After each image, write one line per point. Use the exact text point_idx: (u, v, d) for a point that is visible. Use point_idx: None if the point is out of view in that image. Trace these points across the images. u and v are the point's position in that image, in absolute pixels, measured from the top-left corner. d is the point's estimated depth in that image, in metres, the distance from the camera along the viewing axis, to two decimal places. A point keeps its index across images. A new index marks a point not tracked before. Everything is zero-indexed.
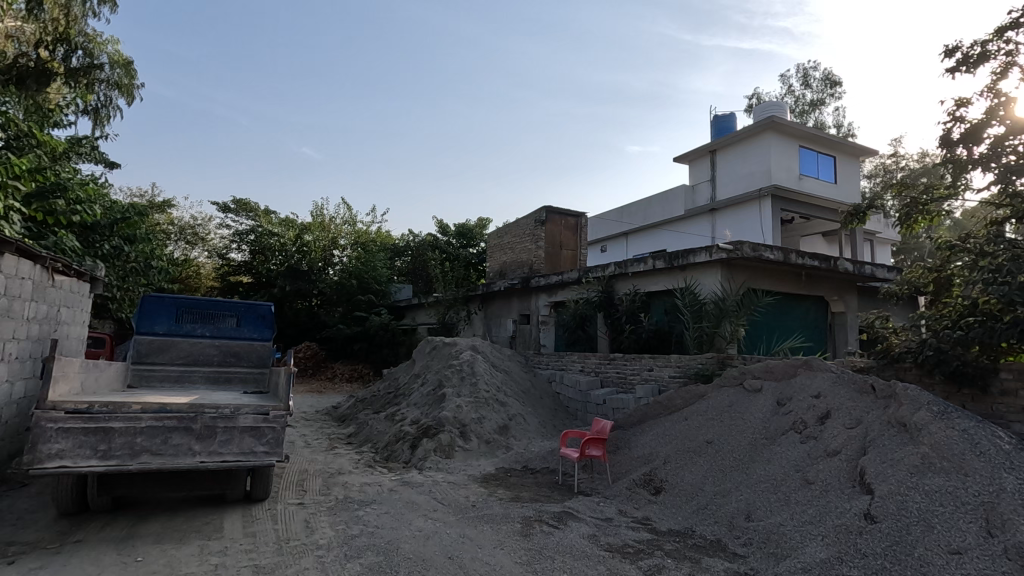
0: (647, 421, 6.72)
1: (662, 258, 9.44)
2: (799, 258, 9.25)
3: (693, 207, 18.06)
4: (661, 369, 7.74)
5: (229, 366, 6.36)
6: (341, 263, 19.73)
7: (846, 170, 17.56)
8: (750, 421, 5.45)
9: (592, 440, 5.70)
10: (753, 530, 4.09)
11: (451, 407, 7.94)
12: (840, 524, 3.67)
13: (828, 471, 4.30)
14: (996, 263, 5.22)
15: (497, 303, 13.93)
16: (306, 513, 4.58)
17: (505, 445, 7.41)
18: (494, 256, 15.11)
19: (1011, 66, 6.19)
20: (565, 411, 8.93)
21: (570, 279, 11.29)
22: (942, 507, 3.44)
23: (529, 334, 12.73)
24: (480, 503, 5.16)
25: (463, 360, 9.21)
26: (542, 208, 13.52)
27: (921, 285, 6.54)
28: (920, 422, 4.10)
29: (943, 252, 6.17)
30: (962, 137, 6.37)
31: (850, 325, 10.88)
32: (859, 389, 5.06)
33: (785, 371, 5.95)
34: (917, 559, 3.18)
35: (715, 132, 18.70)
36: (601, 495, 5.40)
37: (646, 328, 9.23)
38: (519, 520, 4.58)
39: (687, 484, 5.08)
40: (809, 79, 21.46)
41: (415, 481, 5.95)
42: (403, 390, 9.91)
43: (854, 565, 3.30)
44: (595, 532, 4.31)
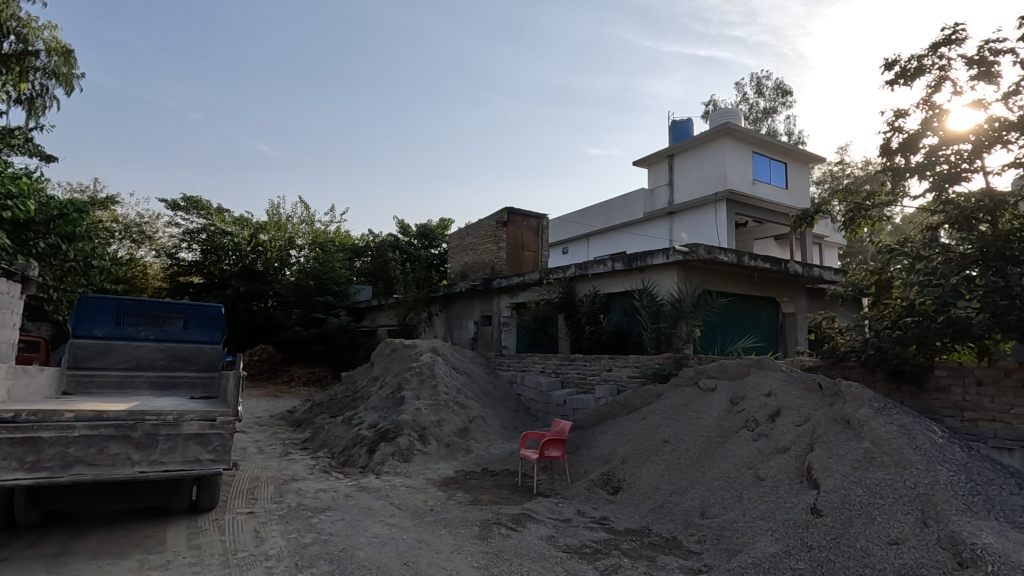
0: (606, 421, 6.79)
1: (621, 259, 9.55)
2: (752, 260, 9.53)
3: (652, 210, 18.41)
4: (620, 369, 7.85)
5: (176, 370, 6.09)
6: (298, 263, 19.38)
7: (797, 175, 18.25)
8: (705, 420, 5.57)
9: (552, 440, 5.75)
10: (707, 527, 4.18)
11: (410, 410, 7.84)
12: (788, 519, 3.78)
13: (778, 467, 4.43)
14: (932, 266, 5.47)
15: (459, 305, 13.86)
16: (256, 523, 4.42)
17: (465, 448, 7.34)
18: (456, 257, 15.03)
19: (944, 80, 6.53)
20: (526, 411, 8.96)
21: (531, 279, 11.32)
22: (882, 500, 3.58)
23: (491, 335, 12.73)
24: (439, 507, 5.09)
25: (423, 362, 9.09)
26: (503, 210, 13.49)
27: (864, 287, 6.79)
28: (863, 418, 4.27)
29: (884, 256, 6.45)
30: (900, 147, 6.68)
31: (800, 325, 11.29)
32: (808, 387, 5.25)
33: (738, 370, 6.11)
34: (860, 551, 3.30)
35: (673, 136, 19.10)
36: (560, 496, 5.42)
37: (606, 329, 9.36)
38: (477, 523, 4.53)
39: (645, 483, 5.15)
40: (762, 88, 22.23)
41: (372, 486, 5.85)
42: (361, 393, 9.72)
43: (801, 559, 3.40)
44: (554, 534, 4.31)
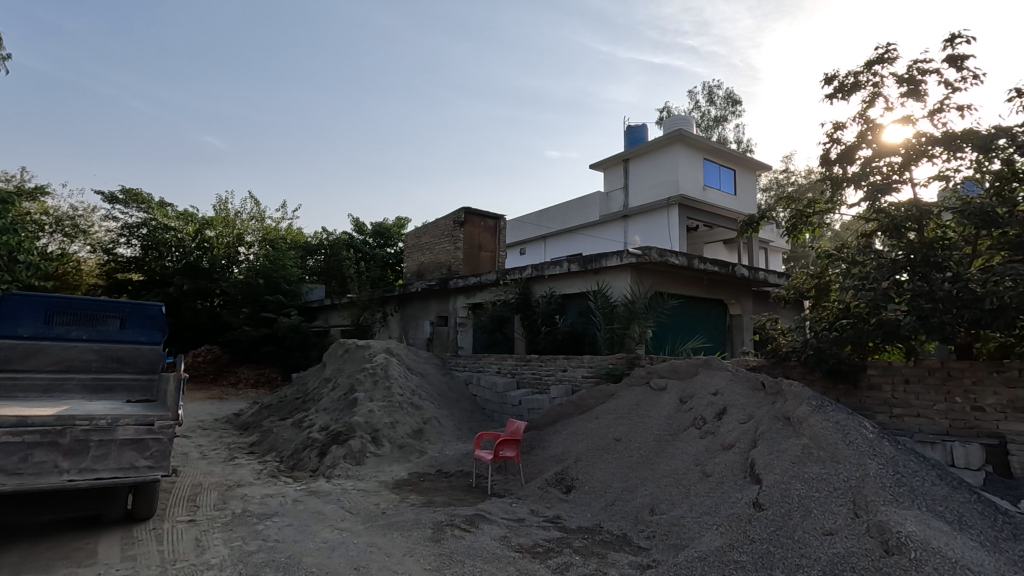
0: (560, 421, 6.86)
1: (576, 261, 9.67)
2: (701, 263, 9.84)
3: (608, 213, 18.74)
4: (575, 369, 7.96)
5: (111, 372, 5.74)
6: (247, 261, 18.72)
7: (745, 182, 18.97)
8: (655, 418, 5.71)
9: (506, 440, 5.79)
10: (656, 523, 4.29)
11: (363, 412, 7.70)
12: (732, 513, 3.93)
13: (723, 463, 4.59)
14: (865, 271, 5.79)
15: (415, 305, 13.70)
16: (197, 531, 4.24)
17: (419, 449, 7.27)
18: (412, 256, 14.86)
19: (877, 96, 6.93)
20: (481, 412, 8.95)
21: (488, 280, 11.32)
22: (817, 493, 3.76)
23: (447, 335, 12.66)
24: (391, 510, 5.01)
25: (377, 363, 8.94)
26: (460, 210, 13.43)
27: (805, 290, 7.11)
28: (801, 415, 4.48)
29: (823, 261, 6.79)
30: (838, 158, 7.04)
31: (746, 326, 11.72)
32: (751, 386, 5.46)
33: (687, 370, 6.30)
34: (797, 542, 3.46)
35: (628, 141, 19.50)
36: (514, 496, 5.45)
37: (561, 329, 9.46)
38: (430, 525, 4.50)
39: (597, 482, 5.24)
40: (713, 96, 22.99)
41: (322, 490, 5.71)
42: (312, 395, 9.47)
43: (744, 551, 3.54)
44: (507, 533, 4.32)
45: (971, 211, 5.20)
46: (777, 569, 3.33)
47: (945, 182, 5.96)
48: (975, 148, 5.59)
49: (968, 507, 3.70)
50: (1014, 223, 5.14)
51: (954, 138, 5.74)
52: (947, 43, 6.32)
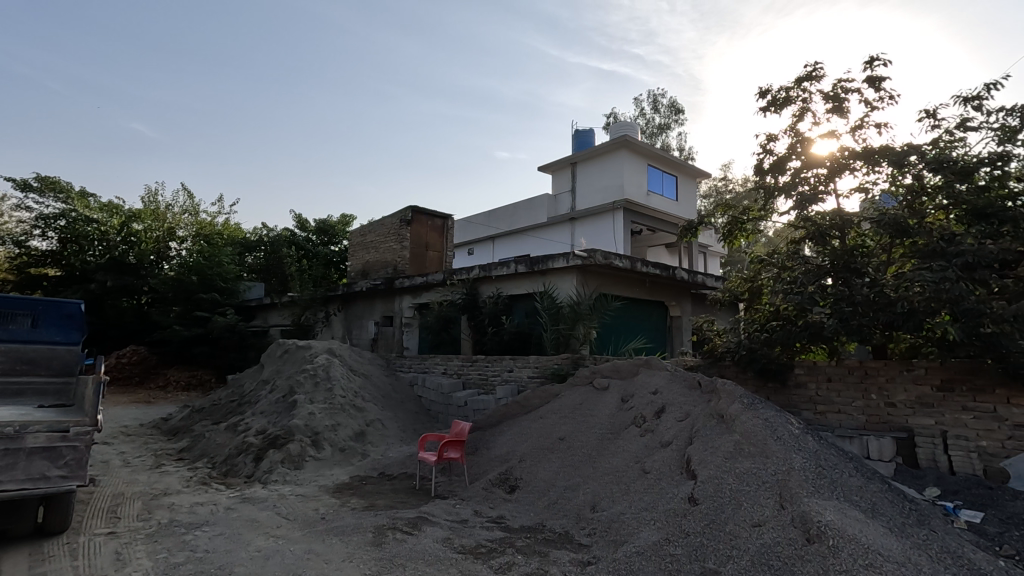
0: (505, 421, 6.88)
1: (524, 262, 9.73)
2: (644, 266, 10.13)
3: (555, 215, 18.98)
4: (521, 370, 8.01)
5: (21, 375, 5.23)
6: (179, 257, 17.74)
7: (686, 189, 19.69)
8: (598, 417, 5.84)
9: (451, 442, 5.76)
10: (596, 520, 4.38)
11: (302, 414, 7.46)
12: (669, 508, 4.06)
13: (661, 460, 4.74)
14: (793, 275, 6.13)
15: (359, 304, 13.39)
16: (118, 544, 3.97)
17: (361, 452, 7.11)
18: (357, 255, 14.53)
19: (806, 111, 7.35)
20: (427, 413, 8.85)
21: (434, 280, 11.23)
22: (748, 487, 3.95)
23: (392, 336, 12.45)
24: (331, 515, 4.88)
25: (318, 364, 8.67)
26: (407, 209, 13.25)
27: (739, 293, 7.44)
28: (734, 413, 4.69)
29: (755, 266, 7.13)
30: (771, 168, 7.42)
31: (685, 328, 12.16)
32: (688, 385, 5.67)
33: (629, 370, 6.47)
34: (728, 535, 3.62)
35: (575, 145, 19.82)
36: (457, 497, 5.43)
37: (507, 330, 9.51)
38: (372, 529, 4.41)
39: (541, 481, 5.30)
40: (658, 105, 23.72)
41: (257, 496, 5.48)
42: (249, 397, 9.09)
43: (679, 545, 3.66)
44: (449, 535, 4.29)
45: (886, 222, 5.61)
46: (710, 561, 3.47)
47: (864, 194, 6.39)
48: (891, 163, 6.03)
49: (880, 496, 3.98)
50: (923, 233, 5.58)
51: (872, 153, 6.17)
52: (868, 65, 6.78)
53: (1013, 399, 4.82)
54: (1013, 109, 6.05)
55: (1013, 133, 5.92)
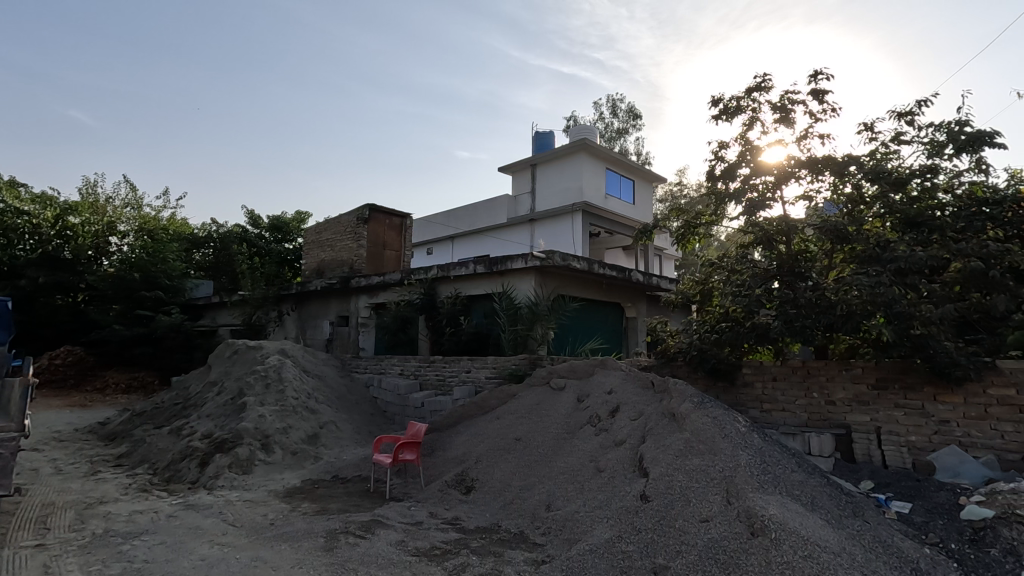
0: (462, 422, 6.86)
1: (482, 262, 9.72)
2: (601, 268, 10.29)
3: (514, 216, 19.05)
4: (478, 370, 7.99)
5: None
6: (120, 252, 16.94)
7: (643, 192, 20.13)
8: (554, 417, 5.89)
9: (406, 443, 5.68)
10: (551, 519, 4.42)
11: (251, 417, 7.22)
12: (621, 506, 4.14)
13: (615, 459, 4.83)
14: (742, 279, 6.35)
15: (313, 304, 13.07)
16: (47, 557, 3.74)
17: (314, 455, 6.94)
18: (312, 253, 14.18)
19: (755, 120, 7.64)
20: (382, 415, 8.72)
21: (392, 279, 11.08)
22: (697, 484, 4.07)
23: (347, 336, 12.20)
24: (280, 520, 4.74)
25: (269, 365, 8.41)
26: (364, 207, 13.02)
27: (691, 296, 7.66)
28: (685, 412, 4.83)
29: (707, 269, 7.35)
30: (722, 174, 7.68)
31: (640, 329, 12.41)
32: (642, 384, 5.79)
33: (585, 370, 6.55)
34: (678, 530, 3.72)
35: (535, 147, 19.95)
36: (413, 499, 5.37)
37: (465, 331, 9.48)
38: (323, 534, 4.31)
39: (497, 482, 5.31)
40: (616, 110, 24.15)
41: (202, 503, 5.27)
42: (194, 400, 8.74)
43: (630, 541, 3.74)
44: (404, 538, 4.24)
45: (828, 228, 5.88)
46: (660, 557, 3.56)
47: (808, 201, 6.68)
48: (832, 173, 6.32)
49: (820, 490, 4.18)
50: (861, 240, 5.88)
51: (816, 162, 6.46)
52: (812, 78, 7.09)
53: (939, 396, 5.14)
54: (941, 125, 6.45)
55: (941, 148, 6.32)
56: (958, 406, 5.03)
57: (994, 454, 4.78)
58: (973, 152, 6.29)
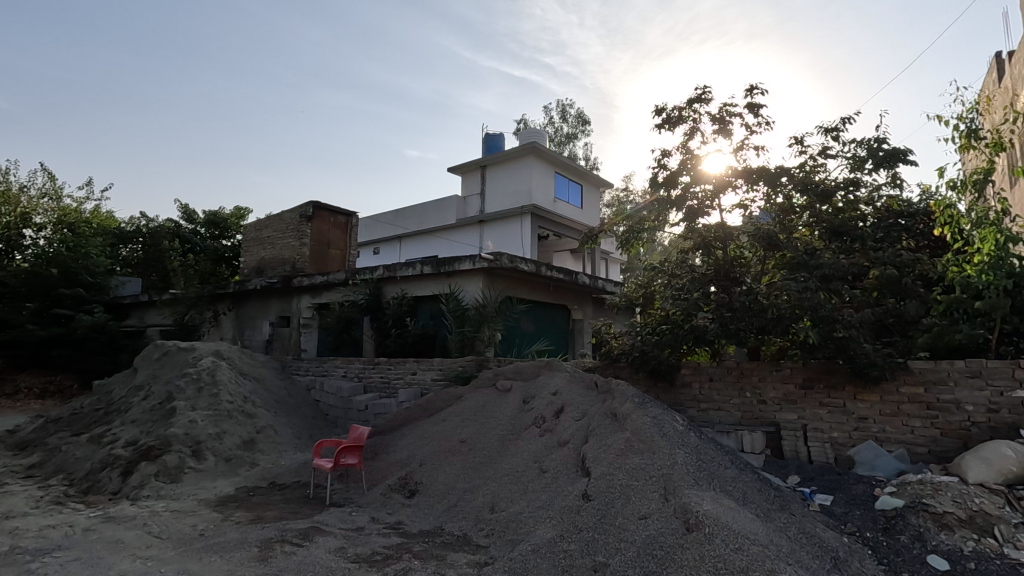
0: (407, 424, 6.76)
1: (429, 263, 9.62)
2: (548, 270, 10.40)
3: (463, 217, 18.99)
4: (424, 372, 7.90)
5: None
6: (36, 246, 15.65)
7: (591, 197, 20.50)
8: (499, 418, 5.91)
9: (347, 448, 5.54)
10: (495, 521, 4.43)
11: (181, 422, 6.85)
12: (564, 505, 4.20)
13: (558, 459, 4.89)
14: (682, 283, 6.58)
15: (252, 303, 12.56)
16: None
17: (249, 461, 6.66)
18: (251, 250, 13.63)
19: (695, 130, 7.93)
20: (324, 418, 8.48)
21: (336, 279, 10.80)
22: (636, 481, 4.17)
23: (288, 337, 11.79)
24: (211, 531, 4.52)
25: (202, 367, 8.01)
26: (308, 204, 12.64)
27: (634, 298, 7.86)
28: (626, 412, 4.95)
29: (649, 273, 7.56)
30: (664, 182, 7.93)
31: (586, 331, 12.62)
32: (586, 386, 5.88)
33: (531, 371, 6.60)
34: (617, 528, 3.80)
35: (485, 148, 19.95)
36: (354, 505, 5.25)
37: (412, 332, 9.36)
38: (257, 544, 4.13)
39: (440, 484, 5.27)
40: (566, 114, 24.49)
41: (124, 514, 4.95)
42: (118, 405, 8.21)
43: (572, 540, 3.80)
44: (343, 545, 4.13)
45: (761, 235, 6.18)
46: (600, 555, 3.63)
47: (744, 210, 7.00)
48: (766, 183, 6.65)
49: (750, 486, 4.38)
50: (791, 247, 6.21)
51: (751, 173, 6.77)
52: (748, 92, 7.43)
53: (859, 395, 5.50)
54: (863, 142, 6.92)
55: (862, 163, 6.78)
56: (875, 403, 5.39)
57: (905, 448, 5.17)
58: (890, 168, 6.78)
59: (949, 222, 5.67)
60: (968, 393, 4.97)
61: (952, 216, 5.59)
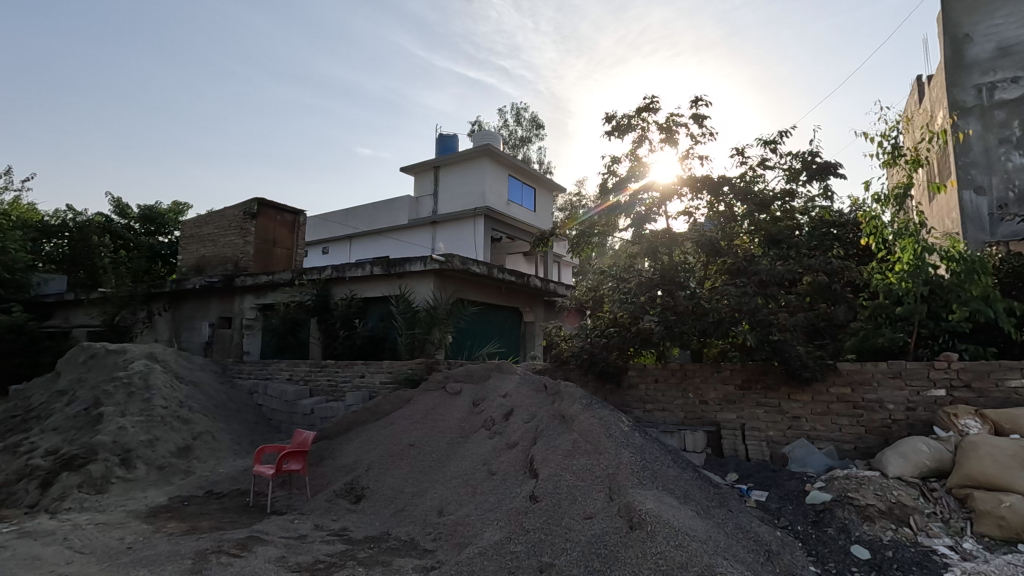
0: (354, 428, 6.62)
1: (379, 264, 9.47)
2: (500, 273, 10.42)
3: (416, 218, 18.77)
4: (373, 375, 7.76)
5: None
6: None
7: (543, 201, 20.69)
8: (449, 421, 5.87)
9: (291, 453, 5.36)
10: (442, 524, 4.40)
11: (109, 430, 6.46)
12: (511, 507, 4.22)
13: (507, 461, 4.91)
14: (630, 287, 6.73)
15: (190, 303, 12.00)
16: None
17: (184, 469, 6.34)
18: (190, 248, 13.02)
19: (644, 138, 8.15)
20: (267, 423, 8.18)
21: (281, 279, 10.47)
22: (583, 482, 4.24)
23: (229, 339, 11.32)
24: (140, 544, 4.27)
25: (133, 371, 7.57)
26: (252, 201, 12.19)
27: (584, 302, 7.97)
28: (574, 413, 5.02)
29: (599, 277, 7.69)
30: (613, 188, 8.11)
31: (536, 333, 12.69)
32: (535, 388, 5.93)
33: (481, 373, 6.59)
34: (564, 528, 3.85)
35: (438, 149, 19.82)
36: (297, 512, 5.10)
37: (360, 334, 9.17)
38: (190, 556, 3.94)
39: (387, 489, 5.19)
40: (520, 118, 24.65)
41: (43, 529, 4.62)
42: (38, 412, 7.64)
43: (518, 542, 3.82)
44: (284, 554, 4.00)
45: (704, 242, 6.42)
46: (546, 555, 3.67)
47: (689, 217, 7.24)
48: (709, 192, 6.90)
49: (692, 484, 4.53)
50: (731, 254, 6.48)
51: (696, 181, 7.02)
52: (693, 103, 7.70)
53: (793, 395, 5.78)
54: (798, 154, 7.30)
55: (798, 174, 7.15)
56: (807, 403, 5.69)
57: (834, 445, 5.48)
58: (822, 180, 7.19)
59: (873, 232, 6.05)
60: (889, 392, 5.32)
61: (876, 227, 5.97)
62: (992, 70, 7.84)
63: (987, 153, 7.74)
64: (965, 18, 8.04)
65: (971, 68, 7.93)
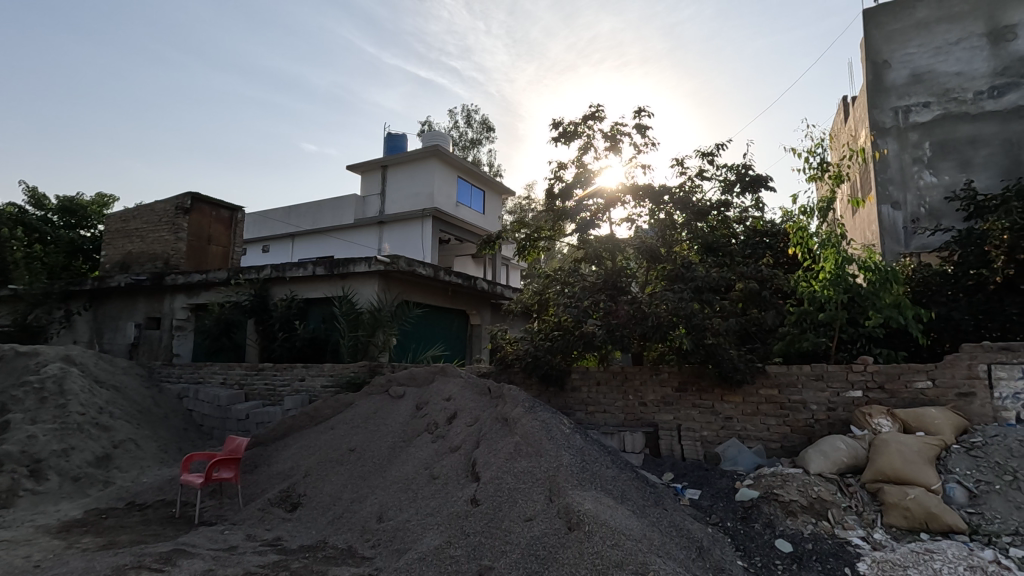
0: (291, 433, 6.40)
1: (321, 264, 9.21)
2: (446, 275, 10.35)
3: (362, 217, 18.39)
4: (314, 378, 7.53)
5: None
6: None
7: (492, 203, 20.72)
8: (390, 426, 5.76)
9: (222, 461, 5.13)
10: (382, 531, 4.33)
11: (17, 439, 5.96)
12: (452, 512, 4.19)
13: (449, 464, 4.88)
14: (574, 290, 6.84)
15: (115, 302, 11.26)
16: None
17: (103, 480, 5.94)
18: (115, 244, 12.23)
19: (589, 146, 8.32)
20: (197, 429, 7.78)
21: (216, 278, 10.00)
22: (524, 484, 4.27)
23: (157, 340, 10.70)
24: (50, 561, 3.97)
25: (46, 375, 7.02)
26: (185, 195, 11.59)
27: (530, 305, 8.03)
28: (517, 416, 5.05)
29: (544, 280, 7.77)
30: (560, 193, 8.23)
31: (482, 336, 12.67)
32: (479, 391, 5.91)
33: (425, 377, 6.48)
34: (504, 530, 3.87)
35: (386, 148, 19.49)
36: (228, 522, 4.88)
37: (300, 336, 8.87)
38: (106, 572, 3.69)
39: (325, 496, 5.05)
40: (471, 120, 24.62)
41: None
42: None
43: (459, 546, 3.80)
44: (211, 567, 3.82)
45: (644, 248, 6.63)
46: (486, 559, 3.68)
47: (631, 224, 7.44)
48: (650, 200, 7.13)
49: (629, 484, 4.64)
50: (670, 261, 6.71)
51: (638, 190, 7.23)
52: (636, 114, 7.93)
53: (725, 396, 6.04)
54: (733, 166, 7.64)
55: (733, 186, 7.49)
56: (739, 404, 5.95)
57: (762, 444, 5.77)
58: (754, 192, 7.57)
59: (800, 242, 6.40)
60: (813, 393, 5.65)
61: (803, 238, 6.33)
62: (906, 95, 8.52)
63: (903, 171, 8.37)
64: (884, 46, 8.72)
65: (890, 91, 8.60)
